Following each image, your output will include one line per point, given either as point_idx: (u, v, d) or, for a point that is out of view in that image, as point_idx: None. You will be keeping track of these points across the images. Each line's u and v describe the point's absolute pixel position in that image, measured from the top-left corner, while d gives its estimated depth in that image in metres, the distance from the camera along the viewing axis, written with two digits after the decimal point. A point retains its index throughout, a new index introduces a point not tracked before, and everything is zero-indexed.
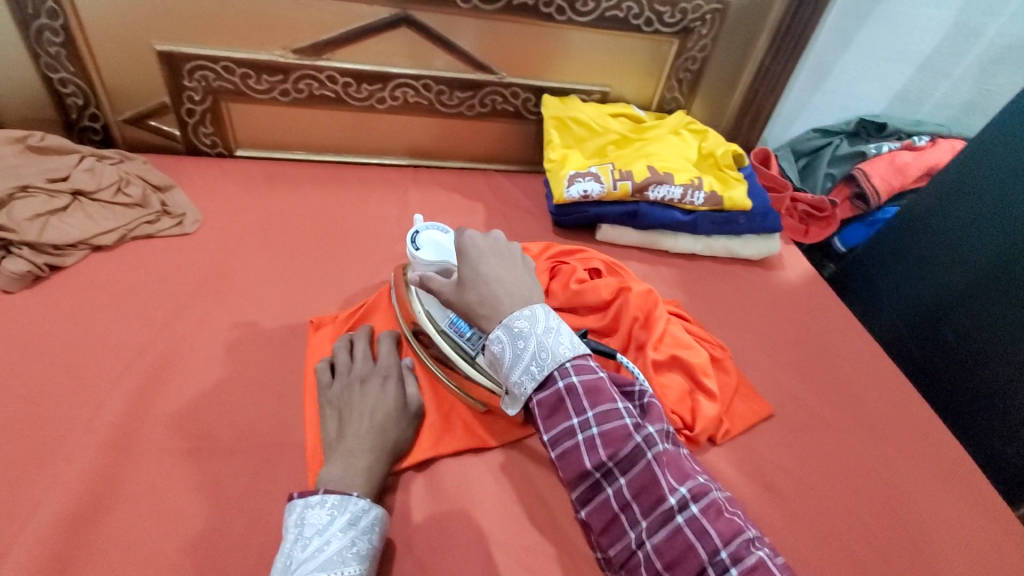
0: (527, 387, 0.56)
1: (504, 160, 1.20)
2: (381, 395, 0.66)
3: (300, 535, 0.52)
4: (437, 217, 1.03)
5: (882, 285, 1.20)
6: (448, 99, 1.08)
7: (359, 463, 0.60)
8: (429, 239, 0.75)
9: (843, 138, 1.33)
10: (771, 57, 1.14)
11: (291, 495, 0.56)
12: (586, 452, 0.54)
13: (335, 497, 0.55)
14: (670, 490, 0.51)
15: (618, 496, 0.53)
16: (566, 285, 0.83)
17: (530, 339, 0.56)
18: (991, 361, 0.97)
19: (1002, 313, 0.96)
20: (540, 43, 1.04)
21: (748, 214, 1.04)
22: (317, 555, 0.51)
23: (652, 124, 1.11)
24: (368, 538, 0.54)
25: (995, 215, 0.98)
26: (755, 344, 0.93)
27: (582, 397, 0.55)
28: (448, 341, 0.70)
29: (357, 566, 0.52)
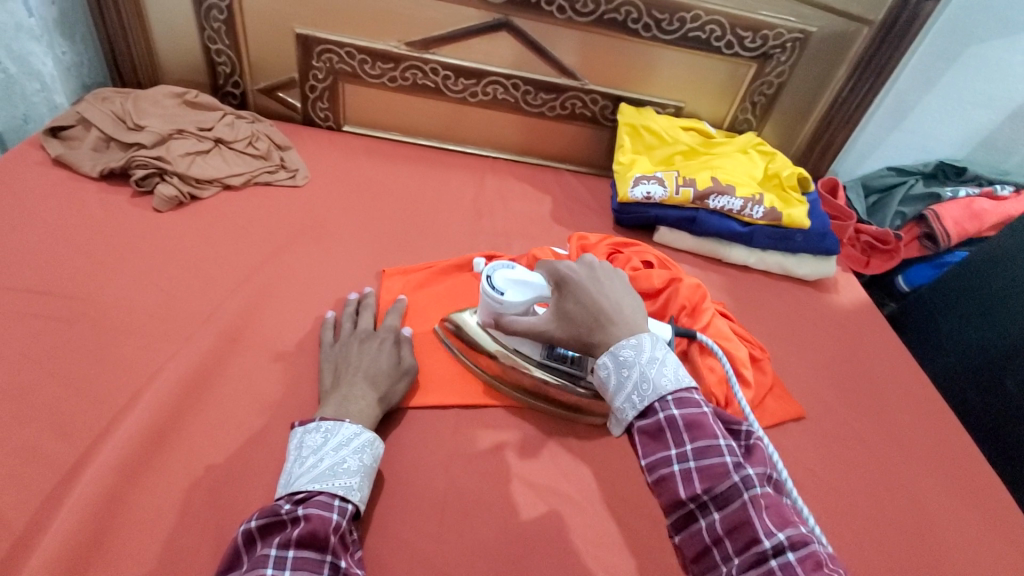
0: (628, 415, 0.57)
1: (576, 161, 1.29)
2: (376, 352, 0.73)
3: (299, 454, 0.60)
4: (509, 202, 1.13)
5: (943, 328, 1.18)
6: (533, 99, 1.19)
7: (350, 404, 0.66)
8: (506, 279, 0.73)
9: (918, 179, 1.32)
10: (849, 88, 1.18)
11: (292, 424, 0.63)
12: (682, 482, 0.53)
13: (329, 423, 0.62)
14: (762, 530, 0.49)
15: (710, 530, 0.52)
16: (621, 271, 0.91)
17: (633, 369, 0.57)
18: None
19: None
20: (623, 55, 1.14)
21: (806, 232, 1.07)
22: (313, 469, 0.58)
23: (721, 141, 1.18)
24: (359, 457, 0.60)
25: None
26: (796, 355, 0.96)
27: (682, 430, 0.54)
28: (551, 371, 0.76)
29: (347, 479, 0.58)
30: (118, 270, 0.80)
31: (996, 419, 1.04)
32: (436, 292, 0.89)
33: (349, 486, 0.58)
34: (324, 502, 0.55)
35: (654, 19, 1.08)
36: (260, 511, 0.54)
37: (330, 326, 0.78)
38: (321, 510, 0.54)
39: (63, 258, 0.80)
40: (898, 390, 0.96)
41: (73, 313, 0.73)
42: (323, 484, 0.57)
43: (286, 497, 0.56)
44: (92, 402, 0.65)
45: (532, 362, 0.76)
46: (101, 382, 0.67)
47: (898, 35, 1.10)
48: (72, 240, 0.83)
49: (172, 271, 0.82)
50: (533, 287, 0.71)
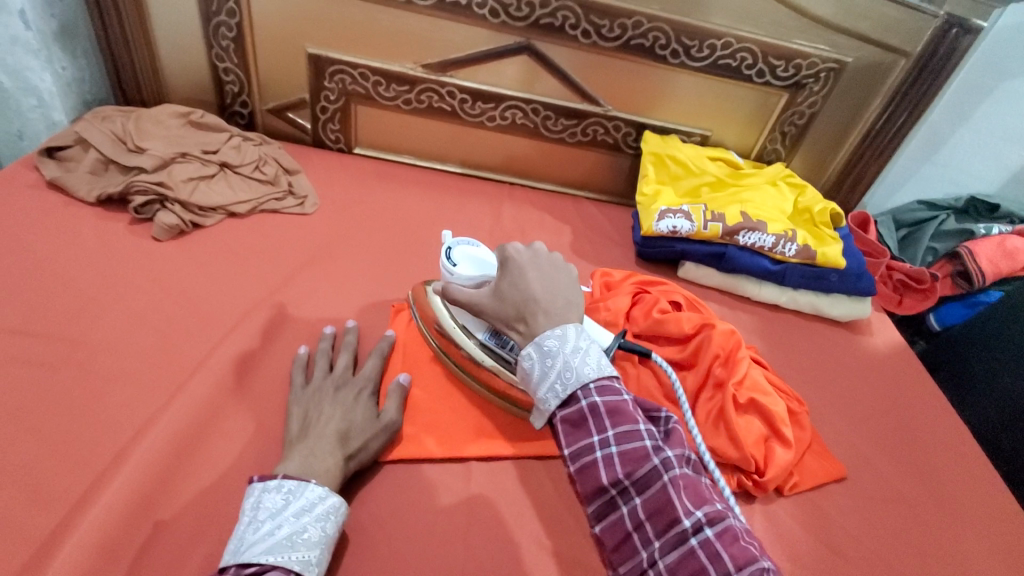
0: (550, 404, 0.58)
1: (596, 189, 1.24)
2: (352, 404, 0.67)
3: (253, 517, 0.53)
4: (527, 232, 1.08)
5: (977, 372, 1.12)
6: (553, 125, 1.14)
7: (315, 461, 0.59)
8: (464, 254, 0.75)
9: (950, 214, 1.26)
10: (883, 120, 1.13)
11: (250, 478, 0.56)
12: (603, 468, 0.54)
13: (293, 483, 0.55)
14: (680, 511, 0.51)
15: (631, 514, 0.53)
16: (648, 313, 0.85)
17: (557, 358, 0.57)
18: None
19: None
20: (648, 82, 1.09)
21: (841, 272, 1.01)
22: (268, 538, 0.51)
23: (749, 172, 1.12)
24: (322, 526, 0.54)
25: None
26: (833, 405, 0.90)
27: (604, 418, 0.55)
28: (489, 353, 0.70)
29: (305, 552, 0.52)
30: (111, 307, 0.74)
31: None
32: None
33: (307, 560, 0.51)
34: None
35: (683, 45, 1.04)
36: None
37: (303, 364, 0.71)
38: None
39: (53, 293, 0.74)
40: (942, 445, 0.90)
41: (61, 357, 0.67)
42: (277, 556, 0.50)
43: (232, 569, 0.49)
44: (76, 460, 0.59)
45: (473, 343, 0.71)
46: (87, 436, 0.61)
47: (936, 68, 1.05)
48: (63, 272, 0.77)
49: (170, 309, 0.76)
50: (486, 268, 0.74)
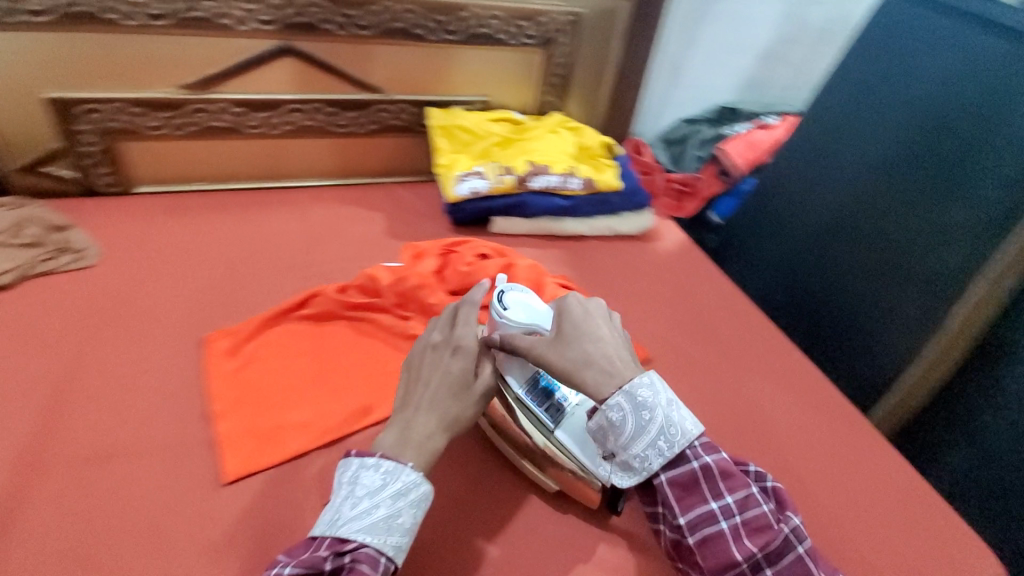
0: (653, 461, 0.63)
1: (402, 173, 1.28)
2: (447, 366, 0.70)
3: (351, 492, 0.59)
4: (339, 229, 1.10)
5: (752, 248, 1.30)
6: (340, 119, 1.16)
7: (412, 428, 0.64)
8: (515, 300, 0.75)
9: (705, 125, 1.49)
10: (626, 57, 1.29)
11: (347, 453, 0.63)
12: (733, 542, 0.60)
13: (390, 464, 0.61)
14: (804, 551, 0.60)
15: (744, 550, 0.59)
16: (457, 270, 0.92)
17: (656, 411, 0.63)
18: (850, 297, 1.08)
19: (854, 253, 1.07)
20: (417, 62, 1.16)
21: (620, 193, 1.17)
22: (364, 516, 0.57)
23: (530, 126, 1.24)
24: (414, 510, 0.60)
25: (841, 172, 1.10)
26: (636, 305, 1.05)
27: (717, 482, 0.62)
28: (528, 414, 0.73)
29: (398, 539, 0.58)
30: None
31: (808, 312, 1.16)
32: (270, 343, 0.83)
33: (399, 545, 0.58)
34: (371, 556, 0.56)
35: (436, 22, 1.11)
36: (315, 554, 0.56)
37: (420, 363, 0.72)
38: (366, 567, 0.55)
39: None
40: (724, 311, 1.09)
41: None
42: (374, 537, 0.57)
43: (331, 542, 0.56)
44: None
45: (512, 396, 0.73)
46: None
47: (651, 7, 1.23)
48: None
49: None
50: (539, 316, 0.74)
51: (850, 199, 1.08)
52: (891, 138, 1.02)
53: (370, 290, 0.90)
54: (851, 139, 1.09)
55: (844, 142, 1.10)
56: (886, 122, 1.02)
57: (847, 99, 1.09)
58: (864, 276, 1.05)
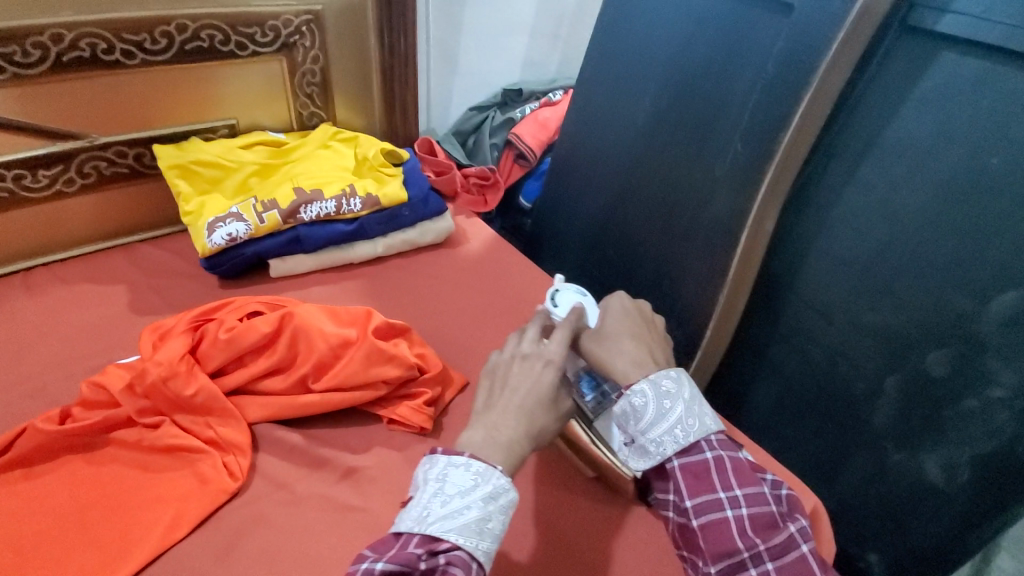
0: (667, 450, 0.58)
1: (150, 228, 1.05)
2: (538, 379, 0.60)
3: (439, 490, 0.53)
4: (62, 320, 0.86)
5: (560, 227, 1.27)
6: (32, 181, 0.91)
7: (477, 464, 0.54)
8: (567, 300, 0.78)
9: (495, 111, 1.44)
10: (386, 53, 1.17)
11: (433, 448, 0.57)
12: (738, 533, 0.54)
13: (480, 465, 0.53)
14: (809, 552, 0.54)
15: (751, 547, 0.54)
16: (216, 344, 0.74)
17: (678, 402, 0.59)
18: (645, 260, 1.09)
19: (642, 217, 1.08)
20: (124, 94, 0.94)
21: (410, 204, 1.06)
22: (455, 517, 0.51)
23: (295, 145, 1.08)
24: (502, 515, 0.53)
25: (618, 141, 1.11)
26: (453, 321, 0.96)
27: (730, 475, 0.57)
28: (577, 410, 0.71)
29: (487, 541, 0.51)
30: None
31: (617, 280, 1.16)
32: None
33: (489, 550, 0.51)
34: (462, 559, 0.49)
35: (132, 43, 0.90)
36: (392, 557, 0.48)
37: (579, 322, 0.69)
38: (459, 571, 0.48)
39: None
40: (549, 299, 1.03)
41: None
42: (467, 539, 0.50)
43: (423, 540, 0.50)
44: None
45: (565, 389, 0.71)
46: None
47: None
48: None
49: None
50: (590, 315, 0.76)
51: (630, 170, 1.09)
52: (650, 106, 1.04)
53: (103, 403, 0.71)
54: (619, 112, 1.10)
55: (614, 111, 1.11)
56: (644, 92, 1.05)
57: (607, 70, 1.11)
58: (656, 242, 1.06)
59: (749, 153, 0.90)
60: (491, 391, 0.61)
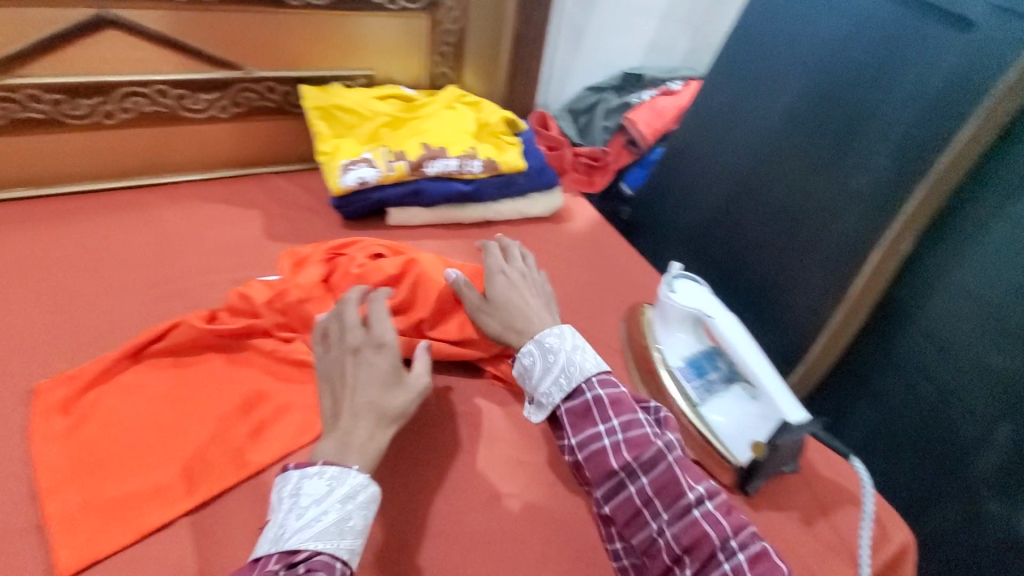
0: (555, 399, 0.67)
1: (283, 161, 1.13)
2: (367, 368, 0.65)
3: (295, 505, 0.55)
4: (205, 233, 0.94)
5: (662, 218, 1.27)
6: (192, 103, 0.98)
7: (338, 418, 0.62)
8: (686, 286, 0.79)
9: (611, 92, 1.43)
10: (522, 21, 1.19)
11: (285, 467, 0.58)
12: (612, 453, 0.63)
13: (335, 470, 0.56)
14: (672, 459, 0.62)
15: (641, 494, 0.61)
16: (347, 275, 0.79)
17: (559, 355, 0.69)
18: (751, 263, 1.07)
19: (755, 220, 1.06)
20: (282, 32, 1.00)
21: (526, 173, 1.09)
22: (312, 524, 0.53)
23: (424, 102, 1.12)
24: (365, 514, 0.55)
25: (740, 140, 1.09)
26: (554, 292, 0.97)
27: (608, 408, 0.66)
28: (676, 385, 0.76)
29: (350, 541, 0.53)
30: None
31: (717, 280, 1.15)
32: (121, 387, 0.70)
33: (354, 549, 0.53)
34: (326, 563, 0.51)
35: None
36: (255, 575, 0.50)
37: (463, 284, 0.77)
38: (326, 574, 0.50)
39: None
40: (649, 288, 1.02)
41: None
42: (325, 544, 0.52)
43: (280, 556, 0.51)
44: None
45: (665, 367, 0.78)
46: None
47: None
48: None
49: None
50: (706, 305, 0.76)
51: (752, 173, 1.07)
52: (786, 109, 1.01)
53: (244, 313, 0.76)
54: (749, 111, 1.07)
55: (743, 108, 1.08)
56: (782, 93, 1.01)
57: (739, 67, 1.08)
58: (769, 250, 1.04)
59: (898, 171, 0.86)
60: (343, 377, 0.66)
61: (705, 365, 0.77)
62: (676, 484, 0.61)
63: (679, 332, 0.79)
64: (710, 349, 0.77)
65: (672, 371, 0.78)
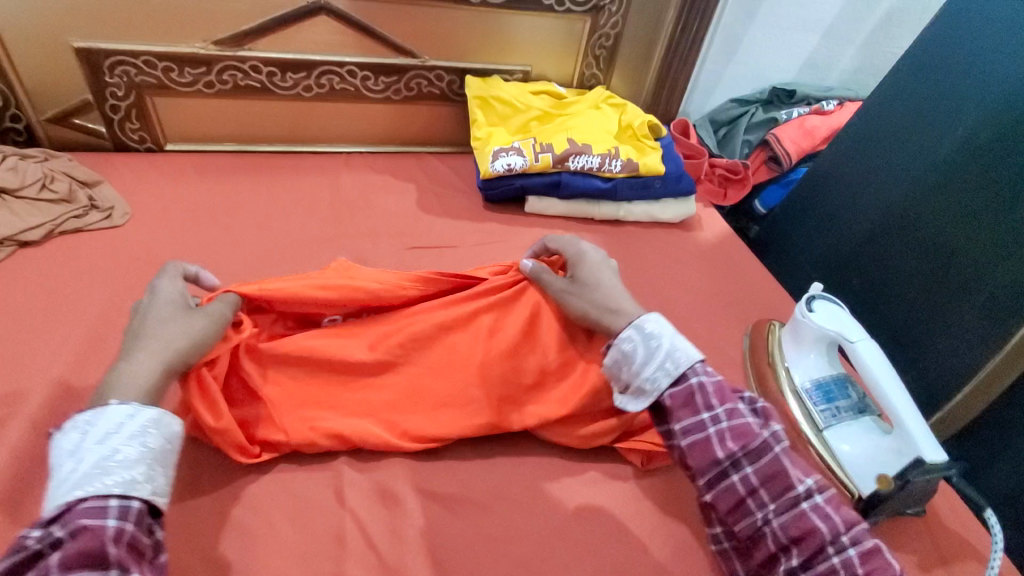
0: (661, 383, 0.62)
1: (438, 143, 1.24)
2: (161, 306, 0.60)
3: (60, 460, 0.48)
4: (369, 199, 1.06)
5: (796, 240, 1.24)
6: (373, 84, 1.11)
7: (117, 370, 0.54)
8: (826, 308, 0.78)
9: (758, 106, 1.40)
10: (679, 31, 1.21)
11: (53, 432, 0.51)
12: (716, 441, 0.58)
13: (82, 417, 0.50)
14: (782, 451, 0.57)
15: (744, 483, 0.57)
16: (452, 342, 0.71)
17: (662, 339, 0.63)
18: (895, 298, 1.03)
19: (905, 254, 1.01)
20: (457, 27, 1.10)
21: (664, 178, 1.11)
22: (69, 477, 0.47)
23: (572, 100, 1.18)
24: (138, 442, 0.49)
25: (899, 169, 1.03)
26: (679, 297, 0.99)
27: (712, 393, 0.60)
28: (800, 404, 0.77)
29: (125, 473, 0.48)
30: None
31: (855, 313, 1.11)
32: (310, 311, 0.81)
33: (129, 479, 0.48)
34: (95, 508, 0.46)
35: None
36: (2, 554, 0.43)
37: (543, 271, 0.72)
38: (90, 520, 0.45)
39: None
40: (776, 306, 1.00)
41: None
42: (85, 488, 0.47)
43: (41, 520, 0.46)
44: None
45: (789, 386, 0.79)
46: None
47: None
48: None
49: None
50: (848, 328, 0.74)
51: (909, 205, 1.01)
52: (959, 140, 0.94)
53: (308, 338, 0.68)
54: (914, 139, 1.00)
55: (906, 135, 1.02)
56: (956, 123, 0.94)
57: (904, 90, 1.01)
58: (919, 288, 0.99)
59: None
60: (129, 332, 0.58)
61: (835, 392, 0.76)
62: (787, 474, 0.56)
63: (811, 354, 0.79)
64: (842, 376, 0.78)
65: (797, 391, 0.78)
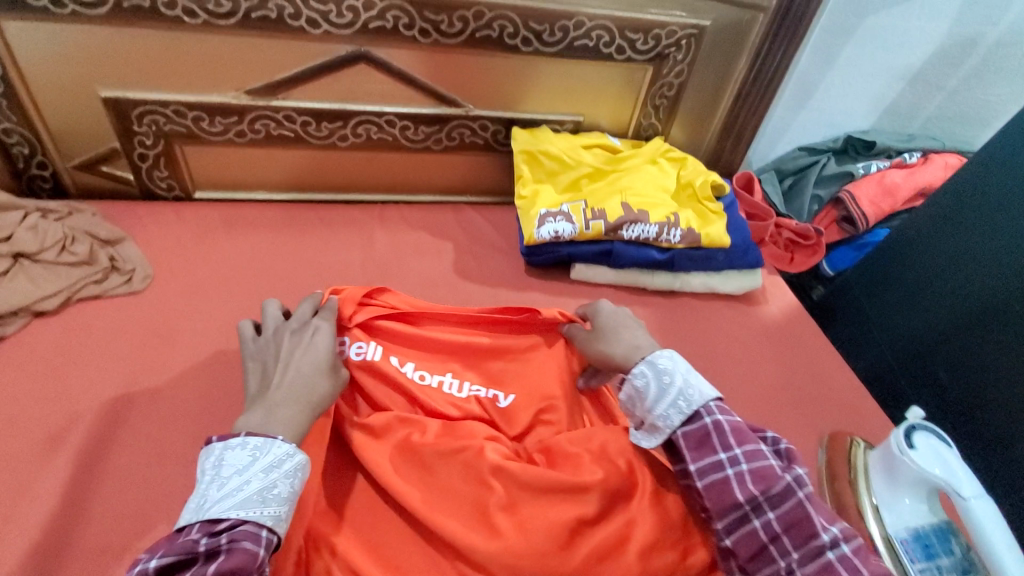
0: (674, 420, 0.61)
1: (478, 192, 1.16)
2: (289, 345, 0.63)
3: (217, 475, 0.51)
4: (402, 260, 0.98)
5: (871, 316, 1.11)
6: (413, 134, 1.03)
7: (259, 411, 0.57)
8: (929, 446, 0.66)
9: (830, 156, 1.27)
10: (748, 85, 1.11)
11: (211, 437, 0.54)
12: (736, 484, 0.56)
13: (258, 440, 0.53)
14: (805, 496, 0.55)
15: (766, 527, 0.54)
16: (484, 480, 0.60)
17: (675, 375, 0.63)
18: (995, 405, 0.89)
19: (1008, 354, 0.87)
20: (506, 77, 1.01)
21: (727, 250, 1.00)
22: (235, 494, 0.50)
23: (628, 154, 1.07)
24: (291, 482, 0.52)
25: (1005, 252, 0.89)
26: (744, 391, 0.87)
27: (729, 435, 0.58)
28: (891, 557, 0.64)
29: (278, 507, 0.50)
30: None
31: (943, 414, 0.97)
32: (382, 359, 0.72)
33: (278, 516, 0.50)
34: (253, 532, 0.48)
35: (533, 31, 0.95)
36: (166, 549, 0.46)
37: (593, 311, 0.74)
38: (249, 543, 0.47)
39: None
40: (852, 407, 0.88)
41: None
42: (247, 511, 0.49)
43: (200, 526, 0.48)
44: None
45: (880, 532, 0.67)
46: None
47: (794, 22, 1.04)
48: None
49: None
50: (954, 473, 0.63)
51: (1016, 297, 0.87)
52: None
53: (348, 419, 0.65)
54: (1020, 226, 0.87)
55: (1013, 212, 0.88)
56: None
57: (1012, 160, 0.87)
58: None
59: None
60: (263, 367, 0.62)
61: (936, 546, 0.64)
62: (808, 519, 0.53)
63: (906, 498, 0.68)
64: (944, 527, 0.66)
65: (889, 538, 0.66)
